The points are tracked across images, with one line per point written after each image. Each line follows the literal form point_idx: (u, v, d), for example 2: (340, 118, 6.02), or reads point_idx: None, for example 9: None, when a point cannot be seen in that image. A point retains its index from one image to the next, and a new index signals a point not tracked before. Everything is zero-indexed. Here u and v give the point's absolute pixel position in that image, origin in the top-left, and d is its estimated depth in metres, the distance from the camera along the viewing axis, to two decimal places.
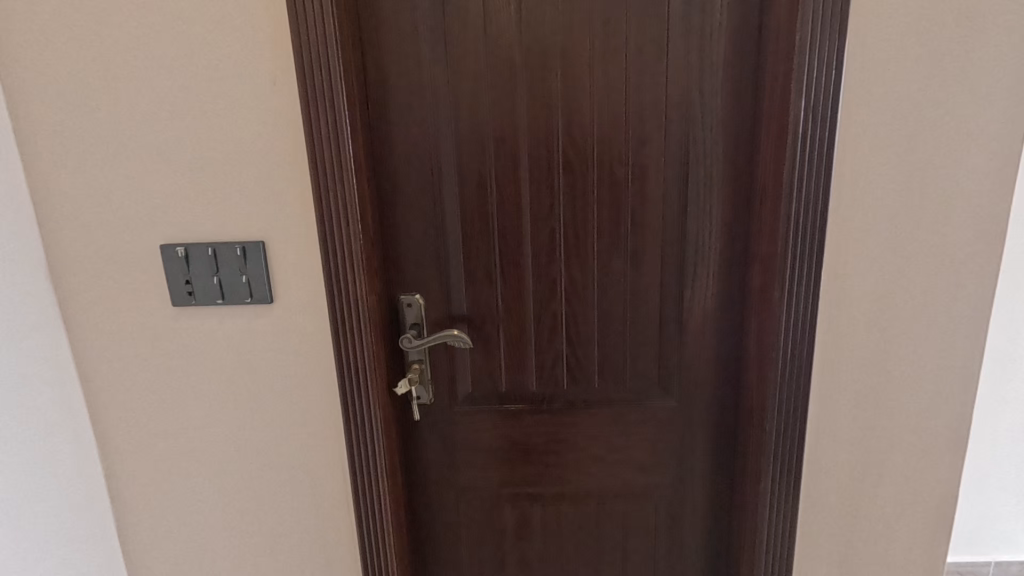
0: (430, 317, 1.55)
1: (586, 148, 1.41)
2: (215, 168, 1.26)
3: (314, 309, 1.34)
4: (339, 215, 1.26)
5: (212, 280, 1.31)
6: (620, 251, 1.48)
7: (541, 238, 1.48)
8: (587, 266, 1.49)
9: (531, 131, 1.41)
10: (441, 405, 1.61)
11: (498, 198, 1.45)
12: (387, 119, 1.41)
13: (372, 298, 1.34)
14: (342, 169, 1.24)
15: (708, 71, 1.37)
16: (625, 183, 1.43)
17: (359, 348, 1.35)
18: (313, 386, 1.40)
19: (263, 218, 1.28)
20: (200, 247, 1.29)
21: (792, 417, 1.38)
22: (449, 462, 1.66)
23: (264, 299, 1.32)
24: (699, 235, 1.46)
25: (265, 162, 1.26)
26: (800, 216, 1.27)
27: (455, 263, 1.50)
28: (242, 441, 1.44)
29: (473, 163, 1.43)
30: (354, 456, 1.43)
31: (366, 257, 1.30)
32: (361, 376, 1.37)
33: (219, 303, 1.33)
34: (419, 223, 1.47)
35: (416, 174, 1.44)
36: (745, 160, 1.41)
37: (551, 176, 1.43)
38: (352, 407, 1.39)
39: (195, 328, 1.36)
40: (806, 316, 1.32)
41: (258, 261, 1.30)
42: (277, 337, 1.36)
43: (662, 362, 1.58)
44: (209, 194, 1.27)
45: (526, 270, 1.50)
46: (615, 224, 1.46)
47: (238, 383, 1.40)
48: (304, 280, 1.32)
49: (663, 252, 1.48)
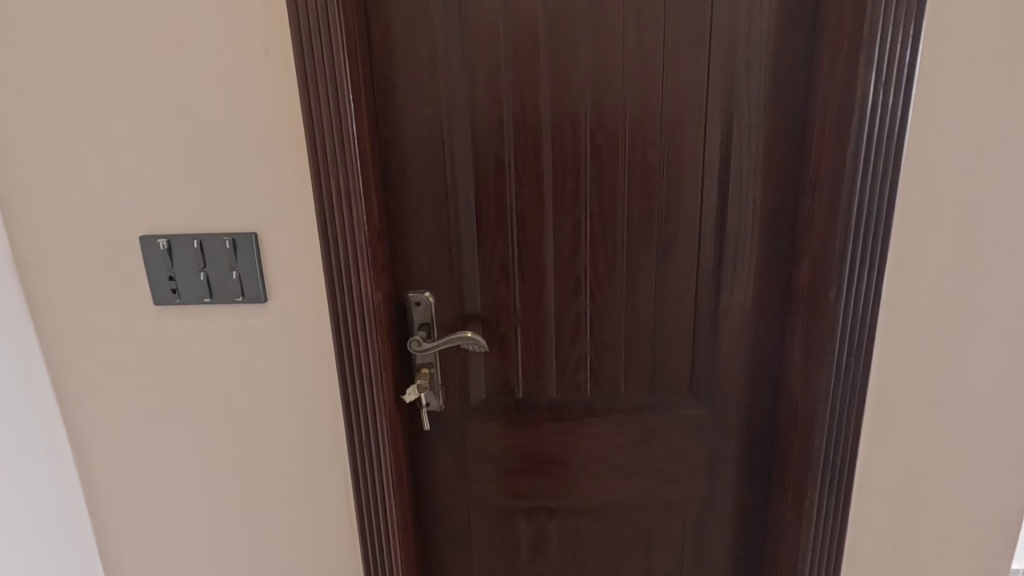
0: (440, 317, 1.41)
1: (616, 130, 1.27)
2: (201, 150, 1.11)
3: (313, 309, 1.20)
4: (341, 205, 1.12)
5: (197, 277, 1.17)
6: (651, 246, 1.34)
7: (564, 231, 1.33)
8: (615, 262, 1.35)
9: (555, 112, 1.26)
10: (451, 413, 1.48)
11: (518, 185, 1.31)
12: (395, 97, 1.26)
13: (378, 297, 1.20)
14: (345, 153, 1.10)
15: (757, 42, 1.21)
16: (659, 171, 1.29)
17: (364, 352, 1.22)
18: (313, 393, 1.27)
19: (257, 208, 1.14)
20: (184, 239, 1.14)
21: (843, 430, 1.25)
22: (460, 474, 1.53)
23: (257, 298, 1.18)
24: (739, 229, 1.32)
25: (258, 143, 1.11)
26: (863, 207, 1.12)
27: (470, 259, 1.37)
28: (235, 452, 1.31)
29: (489, 148, 1.29)
30: (358, 469, 1.30)
31: (372, 252, 1.17)
32: (367, 382, 1.24)
33: (205, 302, 1.19)
34: (430, 214, 1.33)
35: (427, 160, 1.30)
36: (794, 145, 1.26)
37: (577, 163, 1.29)
38: (357, 416, 1.26)
39: (180, 330, 1.22)
40: (864, 319, 1.18)
41: (250, 255, 1.15)
42: (272, 340, 1.23)
43: (694, 367, 1.44)
44: (194, 180, 1.13)
45: (547, 266, 1.36)
46: (647, 215, 1.32)
47: (230, 391, 1.26)
48: (301, 277, 1.18)
49: (700, 247, 1.34)
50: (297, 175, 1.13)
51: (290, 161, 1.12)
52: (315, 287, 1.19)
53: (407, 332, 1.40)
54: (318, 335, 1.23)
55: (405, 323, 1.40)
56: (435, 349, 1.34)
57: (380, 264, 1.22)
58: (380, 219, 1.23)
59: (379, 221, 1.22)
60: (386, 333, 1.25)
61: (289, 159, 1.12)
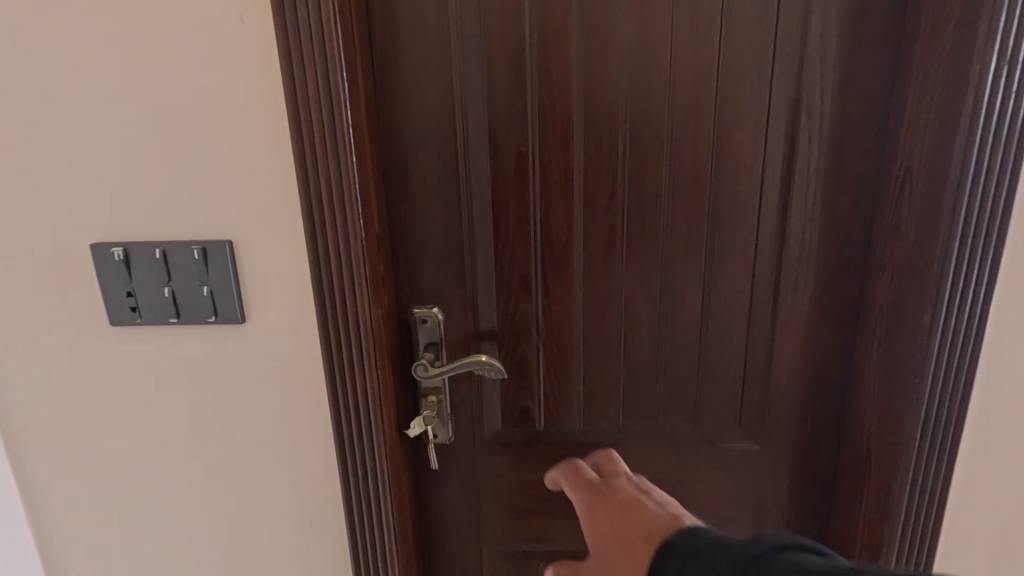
0: (450, 335, 1.22)
1: (660, 120, 1.07)
2: (164, 141, 0.92)
3: (302, 331, 1.01)
4: (335, 209, 0.92)
5: (162, 292, 0.97)
6: (698, 257, 1.14)
7: (596, 239, 1.14)
8: (655, 276, 1.15)
9: (587, 97, 1.06)
10: (462, 445, 1.29)
11: (543, 183, 1.11)
12: (398, 77, 1.06)
13: (379, 316, 1.01)
14: (339, 147, 0.90)
15: (834, 11, 1.00)
16: (710, 169, 1.09)
17: (362, 381, 1.03)
18: (302, 428, 1.08)
19: (233, 210, 0.94)
20: (145, 247, 0.94)
21: (934, 473, 1.06)
22: (471, 513, 1.34)
23: (233, 318, 0.99)
24: (803, 238, 1.12)
25: (232, 131, 0.91)
26: (972, 209, 0.94)
27: (487, 270, 1.17)
28: (212, 494, 1.12)
29: (510, 141, 1.09)
30: (356, 515, 1.11)
31: (372, 265, 0.97)
32: (366, 416, 1.05)
33: (172, 323, 0.99)
34: (439, 219, 1.13)
35: (437, 154, 1.10)
36: (873, 138, 1.06)
37: (613, 159, 1.09)
38: (354, 455, 1.08)
39: (143, 354, 1.02)
40: (967, 342, 1.00)
41: (223, 267, 0.96)
42: (253, 367, 1.03)
43: (744, 396, 1.23)
44: (157, 176, 0.93)
45: (577, 279, 1.17)
46: (696, 219, 1.11)
47: (203, 424, 1.07)
48: (286, 292, 0.99)
49: (757, 258, 1.14)
50: (280, 170, 0.93)
51: (272, 154, 0.92)
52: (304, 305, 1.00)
53: (410, 353, 1.21)
54: (308, 361, 1.03)
55: (407, 343, 1.21)
56: (444, 375, 1.15)
57: (382, 278, 1.02)
58: (382, 224, 1.04)
59: (381, 227, 1.03)
60: (388, 359, 1.06)
61: (270, 152, 0.92)
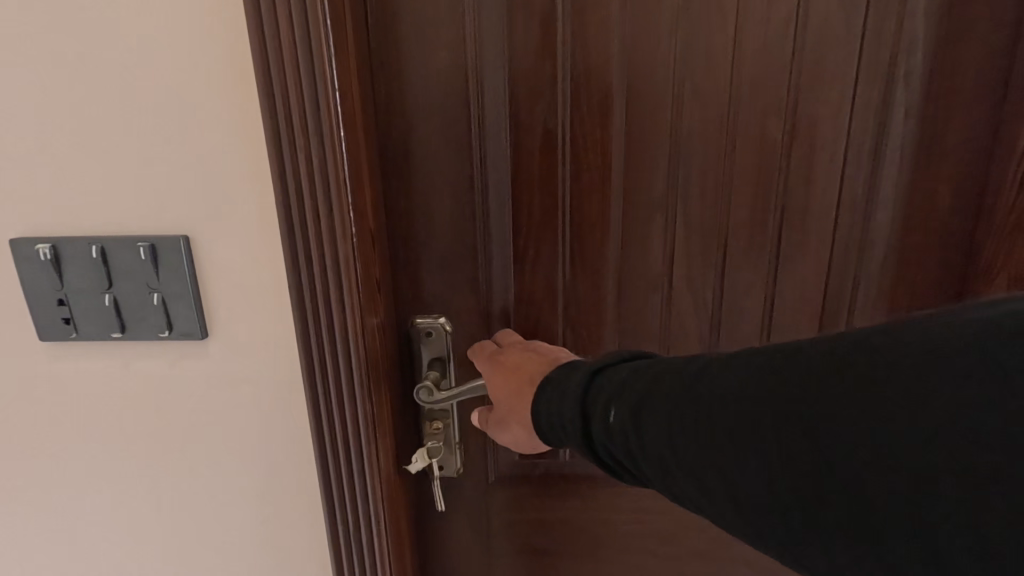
0: (459, 349, 1.02)
1: (721, 89, 0.86)
2: (98, 108, 0.72)
3: (279, 350, 0.82)
4: (318, 198, 0.72)
5: (100, 300, 0.77)
6: (761, 258, 0.94)
7: (638, 236, 0.95)
8: (708, 281, 0.96)
9: (631, 60, 0.86)
10: (471, 476, 1.10)
11: (574, 169, 0.92)
12: (398, 36, 0.86)
13: (374, 330, 0.82)
14: (321, 118, 0.70)
15: None
16: (781, 151, 0.88)
17: (353, 410, 0.83)
18: (278, 467, 0.89)
19: (187, 199, 0.74)
20: (79, 244, 0.75)
21: None
22: (481, 555, 1.14)
23: (191, 333, 0.79)
24: (890, 237, 0.92)
25: (184, 98, 0.71)
26: None
27: (504, 274, 0.98)
28: (170, 544, 0.92)
29: (536, 115, 0.90)
30: (347, 566, 0.93)
31: (366, 270, 0.78)
32: (357, 452, 0.86)
33: (115, 338, 0.80)
34: (447, 211, 0.94)
35: (446, 133, 0.90)
36: (988, 113, 0.85)
37: (661, 137, 0.89)
38: (343, 497, 0.89)
39: (82, 376, 0.83)
40: None
41: (177, 270, 0.76)
42: (218, 392, 0.84)
43: None
44: (91, 153, 0.73)
45: (613, 284, 0.97)
46: (760, 213, 0.92)
47: (157, 462, 0.87)
48: (256, 301, 0.79)
49: (833, 262, 0.94)
50: (246, 149, 0.73)
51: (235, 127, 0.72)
52: (279, 319, 0.80)
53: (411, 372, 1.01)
54: (285, 386, 0.84)
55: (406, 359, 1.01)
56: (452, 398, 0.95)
57: (378, 285, 0.83)
58: (379, 218, 0.84)
59: (377, 221, 0.84)
60: (386, 382, 0.87)
61: (233, 125, 0.72)
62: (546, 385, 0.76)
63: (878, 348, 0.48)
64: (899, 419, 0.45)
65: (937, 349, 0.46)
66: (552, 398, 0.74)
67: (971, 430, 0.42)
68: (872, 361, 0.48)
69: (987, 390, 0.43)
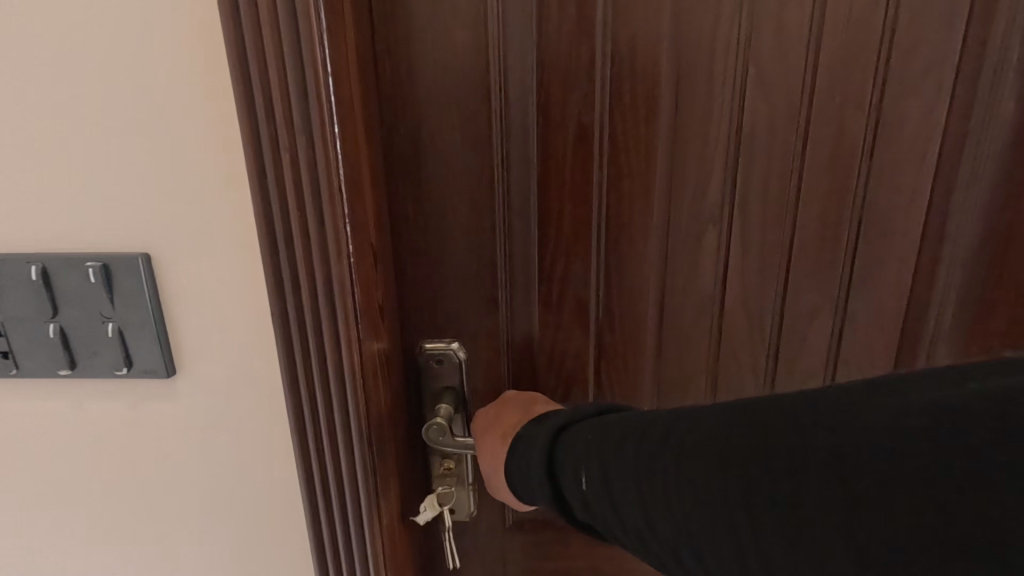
0: (473, 378, 0.89)
1: (791, 79, 0.72)
2: (32, 96, 0.58)
3: (260, 392, 0.68)
4: (307, 213, 0.57)
5: (45, 331, 0.64)
6: (829, 279, 0.80)
7: (685, 252, 0.81)
8: (766, 304, 0.82)
9: (683, 43, 0.72)
10: (487, 520, 0.96)
11: (612, 172, 0.78)
12: (406, 13, 0.72)
13: (375, 370, 0.67)
14: (310, 112, 0.54)
15: None
16: (859, 153, 0.75)
17: (348, 466, 0.68)
18: (260, 528, 0.74)
19: (147, 209, 0.60)
20: (15, 264, 0.62)
21: None
22: None
23: (156, 371, 0.66)
24: (986, 253, 0.77)
25: (139, 83, 0.57)
26: None
27: (529, 295, 0.84)
28: None
29: (570, 110, 0.76)
30: None
31: (366, 298, 0.63)
32: (357, 517, 0.71)
33: (65, 375, 0.66)
34: (464, 222, 0.80)
35: (463, 129, 0.76)
36: None
37: (718, 136, 0.75)
38: (341, 568, 0.74)
39: (26, 419, 0.69)
40: None
41: (137, 296, 0.63)
42: (188, 440, 0.70)
43: None
44: (27, 152, 0.59)
45: (654, 307, 0.84)
46: (831, 225, 0.78)
47: (118, 520, 0.74)
48: (235, 330, 0.65)
49: (917, 284, 0.79)
50: (217, 148, 0.58)
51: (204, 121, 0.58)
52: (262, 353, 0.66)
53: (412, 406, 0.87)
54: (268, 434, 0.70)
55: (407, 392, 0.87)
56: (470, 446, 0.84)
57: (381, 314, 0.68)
58: (384, 232, 0.70)
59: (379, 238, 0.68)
60: (391, 428, 0.73)
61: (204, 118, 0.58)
62: (516, 437, 0.78)
63: (830, 408, 0.49)
64: (852, 491, 0.45)
65: (883, 418, 0.46)
66: (522, 449, 0.75)
67: (933, 484, 0.42)
68: (842, 426, 0.47)
69: (966, 453, 0.41)
